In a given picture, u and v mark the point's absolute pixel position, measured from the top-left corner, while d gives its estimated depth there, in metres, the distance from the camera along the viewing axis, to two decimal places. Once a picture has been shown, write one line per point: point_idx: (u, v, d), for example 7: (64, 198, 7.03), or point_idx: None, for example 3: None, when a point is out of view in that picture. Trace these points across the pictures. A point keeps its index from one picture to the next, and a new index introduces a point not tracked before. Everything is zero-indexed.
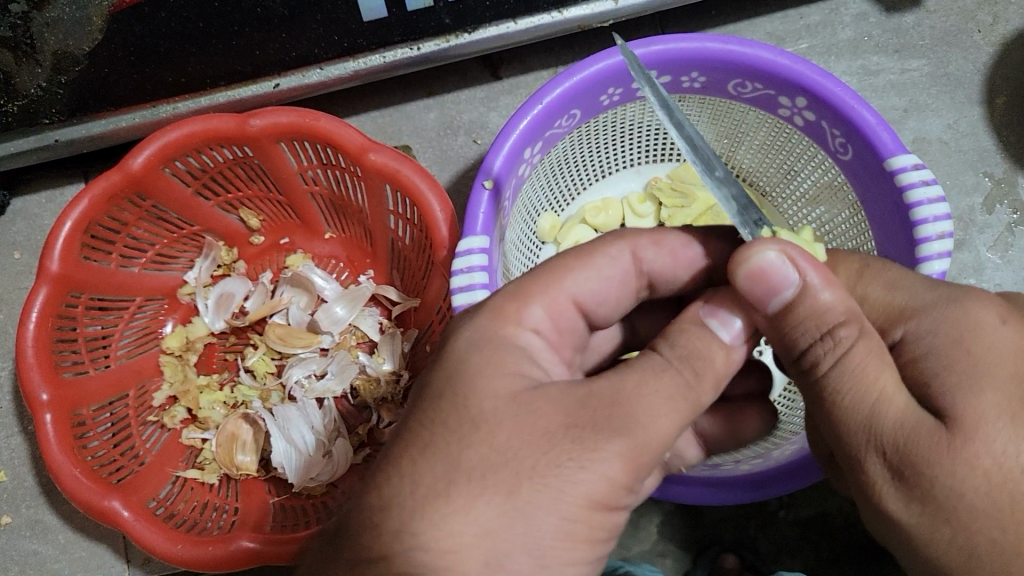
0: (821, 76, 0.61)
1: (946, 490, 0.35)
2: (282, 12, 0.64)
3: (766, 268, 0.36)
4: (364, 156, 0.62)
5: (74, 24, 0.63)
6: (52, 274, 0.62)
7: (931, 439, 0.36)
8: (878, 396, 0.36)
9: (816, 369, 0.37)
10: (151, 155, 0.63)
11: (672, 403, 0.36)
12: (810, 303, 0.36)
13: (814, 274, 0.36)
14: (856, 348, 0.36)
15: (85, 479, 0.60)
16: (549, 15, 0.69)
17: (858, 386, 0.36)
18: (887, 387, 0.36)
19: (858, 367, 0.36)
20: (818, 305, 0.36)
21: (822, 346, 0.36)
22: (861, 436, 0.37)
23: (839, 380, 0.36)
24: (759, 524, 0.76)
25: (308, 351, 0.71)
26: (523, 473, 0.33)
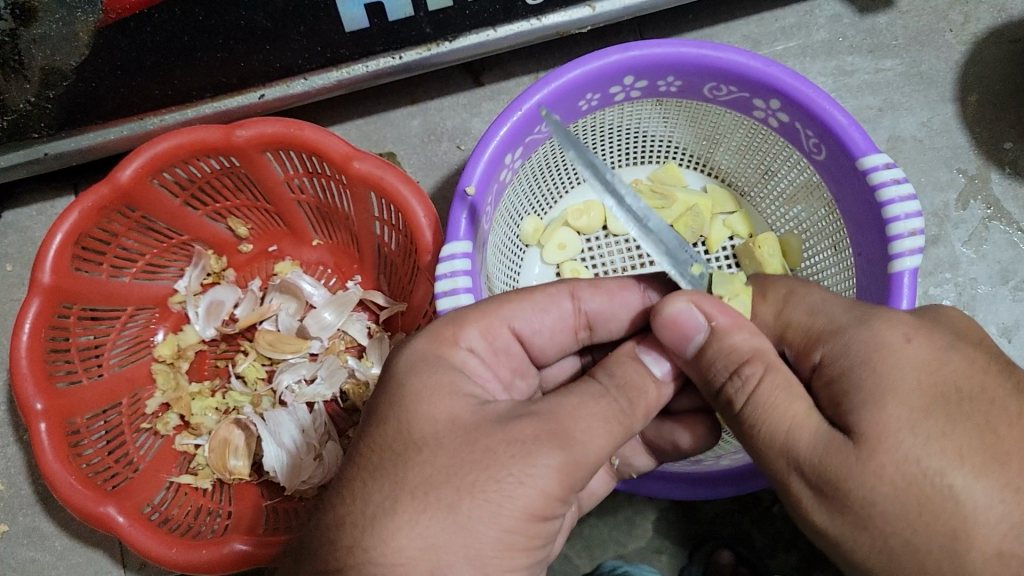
0: (794, 78, 0.62)
1: (858, 500, 0.36)
2: (266, 24, 0.65)
3: (676, 318, 0.42)
4: (348, 164, 0.63)
5: (61, 40, 0.64)
6: (43, 285, 0.63)
7: (841, 455, 0.36)
8: (790, 422, 0.38)
9: (733, 406, 0.41)
10: (139, 167, 0.64)
11: (608, 426, 0.39)
12: (720, 346, 0.41)
13: (718, 316, 0.42)
14: (762, 383, 0.39)
15: (80, 487, 0.61)
16: (527, 22, 0.70)
17: (769, 415, 0.39)
18: (796, 414, 0.38)
19: (769, 395, 0.39)
20: (729, 345, 0.41)
21: (733, 384, 0.41)
22: (777, 457, 0.39)
23: (754, 411, 0.39)
24: (753, 518, 0.78)
25: (297, 356, 0.72)
26: (462, 488, 0.36)
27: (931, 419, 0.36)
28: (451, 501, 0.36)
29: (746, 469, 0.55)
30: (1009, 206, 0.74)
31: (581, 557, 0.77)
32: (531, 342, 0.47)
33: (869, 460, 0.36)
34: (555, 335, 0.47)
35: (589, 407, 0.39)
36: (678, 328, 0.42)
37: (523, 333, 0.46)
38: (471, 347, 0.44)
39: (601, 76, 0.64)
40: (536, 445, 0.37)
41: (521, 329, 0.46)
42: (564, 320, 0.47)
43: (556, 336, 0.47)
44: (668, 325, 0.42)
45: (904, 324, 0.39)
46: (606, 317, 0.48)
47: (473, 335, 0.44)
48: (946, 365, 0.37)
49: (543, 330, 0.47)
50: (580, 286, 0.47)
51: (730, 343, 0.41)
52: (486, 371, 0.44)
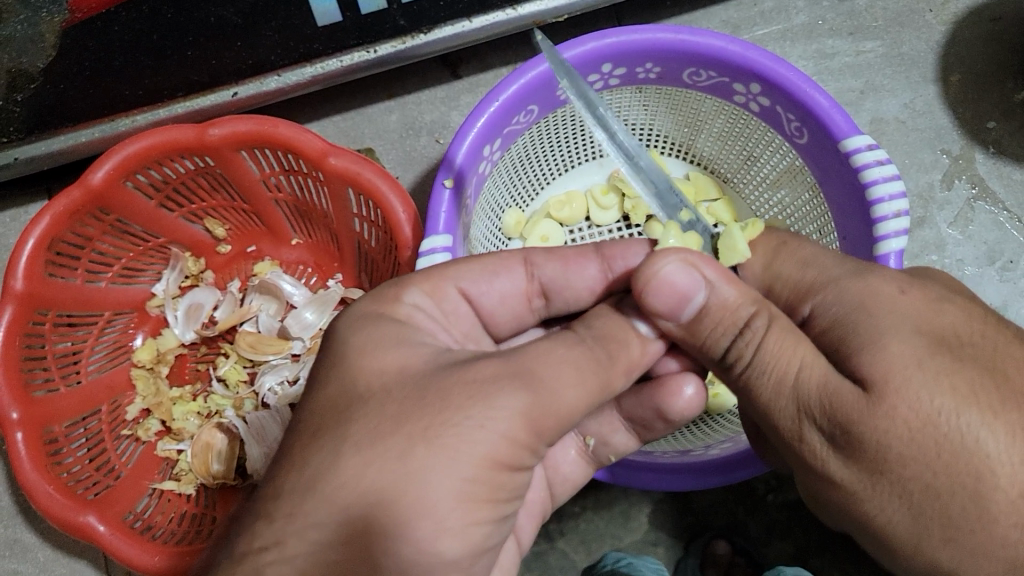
0: (774, 61, 0.61)
1: (872, 444, 0.35)
2: (237, 20, 0.64)
3: (671, 282, 0.39)
4: (324, 160, 0.62)
5: (26, 41, 0.63)
6: (16, 292, 0.62)
7: (851, 399, 0.35)
8: (799, 365, 0.37)
9: (740, 361, 0.39)
10: (111, 169, 0.63)
11: (580, 374, 0.37)
12: (716, 302, 0.39)
13: (709, 270, 0.39)
14: (768, 335, 0.38)
15: (59, 497, 0.60)
16: (503, 12, 0.69)
17: (777, 363, 0.37)
18: (806, 355, 0.37)
19: (777, 342, 0.38)
20: (725, 302, 0.39)
21: (743, 338, 0.39)
22: (786, 404, 0.38)
23: (761, 362, 0.38)
24: (748, 509, 0.77)
25: (279, 357, 0.71)
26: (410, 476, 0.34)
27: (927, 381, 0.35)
28: (407, 454, 0.33)
29: (735, 458, 0.54)
30: (995, 185, 0.74)
31: (575, 553, 0.77)
32: (480, 304, 0.46)
33: (879, 407, 0.35)
34: (505, 299, 0.47)
35: (558, 352, 0.37)
36: (671, 290, 0.39)
37: (473, 295, 0.45)
38: (418, 306, 0.42)
39: (579, 64, 0.63)
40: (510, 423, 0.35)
41: (469, 289, 0.45)
42: (516, 285, 0.47)
43: (507, 300, 0.47)
44: (658, 289, 0.39)
45: (896, 277, 0.39)
46: (559, 283, 0.47)
47: (420, 296, 0.42)
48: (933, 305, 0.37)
49: (492, 291, 0.46)
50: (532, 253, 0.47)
51: (726, 299, 0.39)
52: (436, 327, 0.42)
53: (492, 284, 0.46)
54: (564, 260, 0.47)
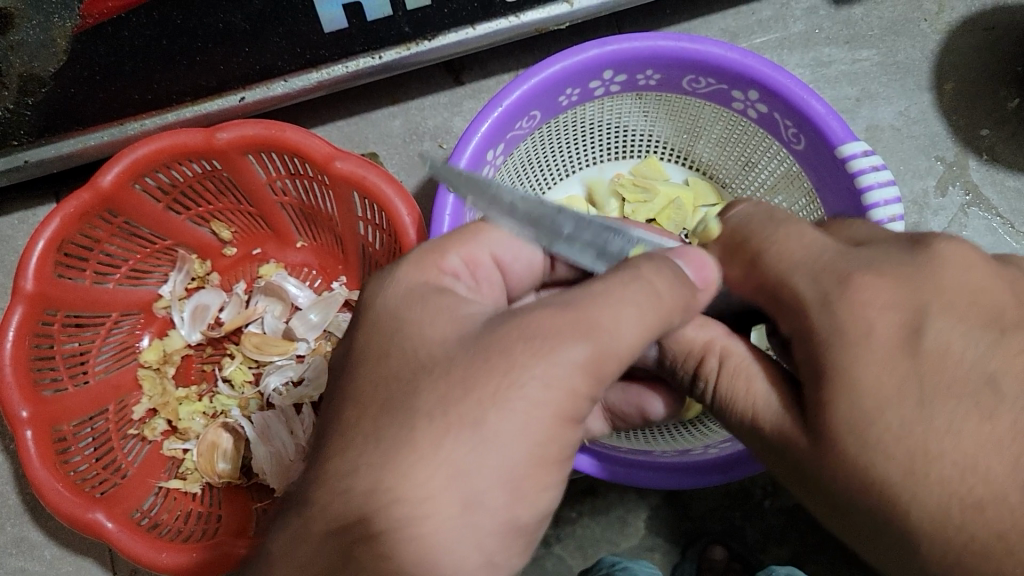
0: (772, 69, 0.62)
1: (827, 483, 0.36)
2: (245, 27, 0.65)
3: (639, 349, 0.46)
4: (330, 164, 0.64)
5: (38, 46, 0.63)
6: (26, 292, 0.63)
7: (808, 449, 0.36)
8: (752, 407, 0.40)
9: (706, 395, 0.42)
10: (120, 172, 0.64)
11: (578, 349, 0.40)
12: (676, 335, 0.43)
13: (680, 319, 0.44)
14: (723, 367, 0.41)
15: (68, 494, 0.61)
16: (505, 19, 0.70)
17: (734, 405, 0.40)
18: (755, 397, 0.40)
19: (734, 372, 0.41)
20: (682, 341, 0.42)
21: (701, 379, 0.42)
22: (745, 428, 0.40)
23: (723, 401, 0.41)
24: (745, 514, 0.78)
25: (285, 358, 0.72)
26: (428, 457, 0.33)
27: None
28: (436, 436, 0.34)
29: (735, 456, 0.56)
30: (988, 192, 0.75)
31: (572, 558, 0.78)
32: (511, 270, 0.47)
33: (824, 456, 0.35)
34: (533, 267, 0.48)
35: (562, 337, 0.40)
36: None
37: (506, 263, 0.46)
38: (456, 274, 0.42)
39: (580, 71, 0.64)
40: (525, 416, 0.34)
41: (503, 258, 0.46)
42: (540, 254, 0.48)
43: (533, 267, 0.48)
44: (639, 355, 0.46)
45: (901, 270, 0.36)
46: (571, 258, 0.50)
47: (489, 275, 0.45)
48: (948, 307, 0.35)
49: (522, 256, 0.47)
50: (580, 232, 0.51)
51: (679, 339, 0.42)
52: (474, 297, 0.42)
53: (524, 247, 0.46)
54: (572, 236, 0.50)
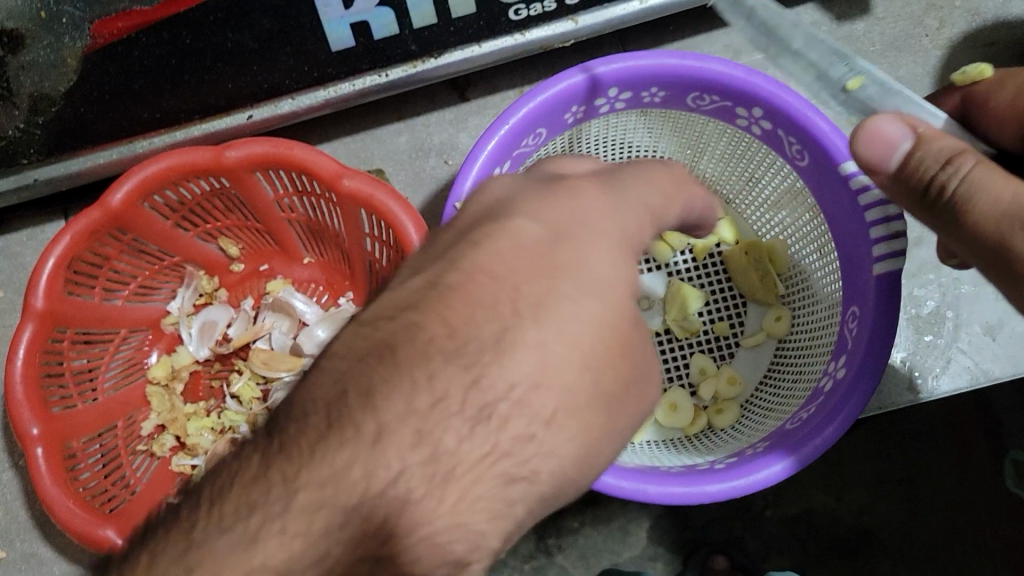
0: (776, 86, 0.63)
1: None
2: (253, 45, 0.66)
3: (874, 132, 0.47)
4: (339, 182, 0.64)
5: (49, 66, 0.64)
6: (37, 310, 0.64)
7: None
8: (1012, 191, 0.43)
9: (944, 192, 0.46)
10: (130, 190, 0.65)
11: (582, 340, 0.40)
12: (922, 142, 0.47)
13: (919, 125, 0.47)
14: (973, 169, 0.44)
15: (79, 511, 0.61)
16: (511, 37, 0.71)
17: (987, 190, 0.44)
18: (1014, 183, 0.43)
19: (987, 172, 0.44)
20: (931, 146, 0.46)
21: (945, 173, 0.46)
22: (992, 229, 0.44)
23: (968, 190, 0.45)
24: (744, 523, 0.82)
25: (292, 374, 0.72)
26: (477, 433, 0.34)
27: None
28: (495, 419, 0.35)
29: (749, 464, 0.59)
30: None
31: (575, 566, 0.79)
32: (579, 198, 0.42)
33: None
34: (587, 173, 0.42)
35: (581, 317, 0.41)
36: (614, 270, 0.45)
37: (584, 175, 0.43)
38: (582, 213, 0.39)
39: (587, 88, 0.65)
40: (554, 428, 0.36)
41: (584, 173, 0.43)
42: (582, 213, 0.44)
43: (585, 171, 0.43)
44: (867, 139, 0.48)
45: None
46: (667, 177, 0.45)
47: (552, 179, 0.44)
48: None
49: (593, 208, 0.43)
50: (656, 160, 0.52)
51: (927, 143, 0.46)
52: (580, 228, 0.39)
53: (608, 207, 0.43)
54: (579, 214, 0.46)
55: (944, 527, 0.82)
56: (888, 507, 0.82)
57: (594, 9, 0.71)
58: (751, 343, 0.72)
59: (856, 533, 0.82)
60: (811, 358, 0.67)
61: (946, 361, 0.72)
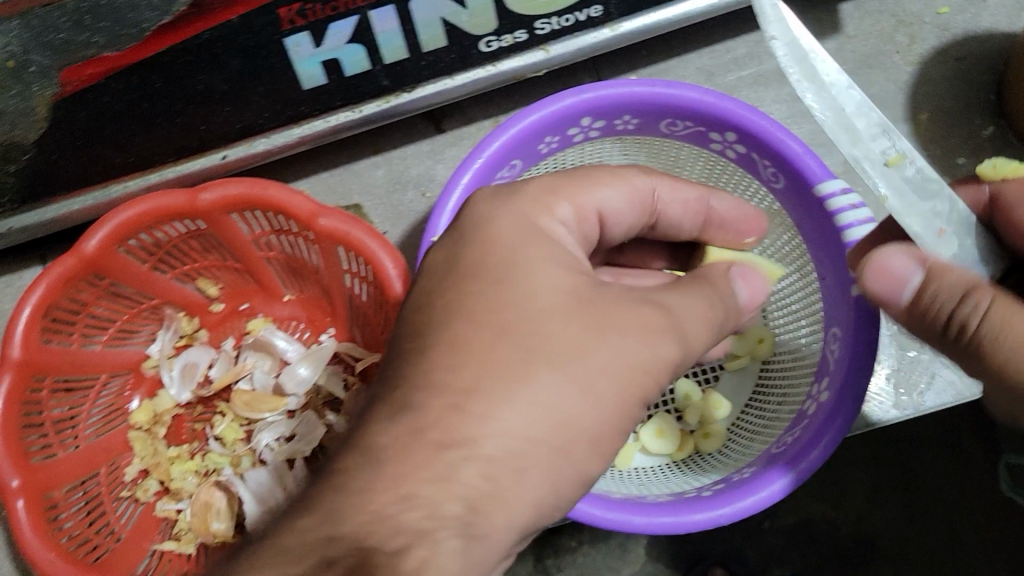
0: (747, 110, 0.63)
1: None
2: (224, 87, 0.66)
3: (886, 270, 0.46)
4: (314, 221, 0.64)
5: (19, 115, 0.63)
6: (13, 360, 0.63)
7: None
8: None
9: (965, 330, 0.44)
10: (105, 236, 0.64)
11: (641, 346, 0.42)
12: (935, 277, 0.45)
13: (923, 258, 0.46)
14: (994, 306, 0.43)
15: (62, 563, 0.61)
16: (483, 69, 0.71)
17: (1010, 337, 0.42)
18: None
19: (1003, 315, 0.42)
20: (947, 280, 0.44)
21: (966, 310, 0.44)
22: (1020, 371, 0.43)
23: (997, 331, 0.43)
24: (744, 535, 0.83)
25: (275, 414, 0.72)
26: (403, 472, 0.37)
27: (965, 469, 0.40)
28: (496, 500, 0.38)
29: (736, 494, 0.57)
30: None
31: None
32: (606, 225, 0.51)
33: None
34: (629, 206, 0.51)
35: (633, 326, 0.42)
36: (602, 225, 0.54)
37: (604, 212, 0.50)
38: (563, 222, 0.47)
39: (559, 119, 0.65)
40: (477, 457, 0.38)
41: (605, 208, 0.50)
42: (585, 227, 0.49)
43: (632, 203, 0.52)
44: (876, 275, 0.46)
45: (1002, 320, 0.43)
46: (672, 219, 0.57)
47: (564, 210, 0.47)
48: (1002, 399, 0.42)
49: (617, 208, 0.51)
50: (660, 188, 0.54)
51: (949, 276, 0.44)
52: (574, 243, 0.47)
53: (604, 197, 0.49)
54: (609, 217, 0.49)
55: (947, 530, 0.82)
56: (892, 509, 0.82)
57: (564, 38, 0.71)
58: (735, 368, 0.72)
59: (860, 537, 0.82)
60: (795, 378, 0.67)
61: (930, 375, 0.72)
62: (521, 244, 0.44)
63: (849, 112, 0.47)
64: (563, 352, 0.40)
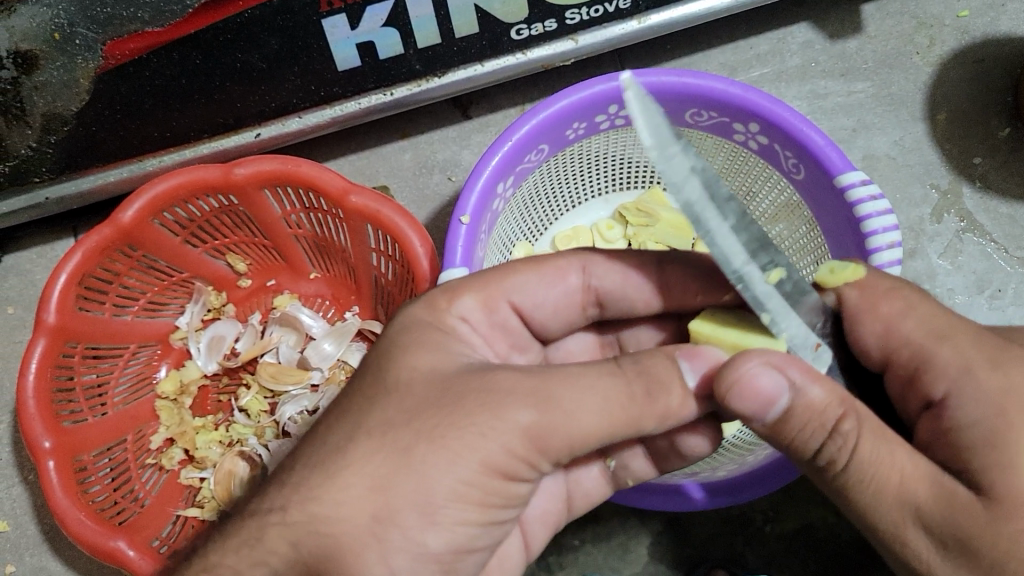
0: (771, 102, 0.65)
1: (995, 562, 0.35)
2: (261, 66, 0.67)
3: (753, 388, 0.38)
4: (346, 198, 0.66)
5: (62, 87, 0.65)
6: (49, 325, 0.65)
7: (971, 515, 0.36)
8: (900, 475, 0.37)
9: (834, 465, 0.39)
10: (141, 208, 0.66)
11: (605, 402, 0.39)
12: (805, 406, 0.38)
13: (797, 372, 0.38)
14: (862, 439, 0.38)
15: (90, 523, 0.62)
16: (513, 56, 0.73)
17: (877, 474, 0.37)
18: (907, 467, 0.37)
19: (874, 450, 0.37)
20: (811, 405, 0.38)
21: (833, 443, 0.38)
22: (898, 520, 0.38)
23: (859, 472, 0.38)
24: (745, 539, 0.75)
25: (299, 388, 0.73)
26: (422, 433, 0.38)
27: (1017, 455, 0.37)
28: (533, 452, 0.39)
29: (744, 478, 0.59)
30: (982, 220, 0.77)
31: None
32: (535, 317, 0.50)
33: (1004, 524, 0.35)
34: (557, 309, 0.50)
35: (590, 378, 0.39)
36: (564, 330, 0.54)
37: (522, 307, 0.49)
38: (464, 317, 0.45)
39: (587, 106, 0.67)
40: (527, 402, 0.38)
41: (519, 301, 0.49)
42: (570, 296, 0.50)
43: (558, 310, 0.50)
44: (744, 395, 0.38)
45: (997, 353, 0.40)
46: (616, 296, 0.51)
47: (469, 306, 0.46)
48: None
49: (545, 303, 0.49)
50: (590, 262, 0.50)
51: (812, 400, 0.38)
52: (479, 338, 0.45)
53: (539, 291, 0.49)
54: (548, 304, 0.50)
55: None
56: None
57: (593, 29, 0.73)
58: None
59: None
60: None
61: None
62: (413, 345, 0.42)
63: (741, 272, 0.39)
64: (457, 419, 0.38)
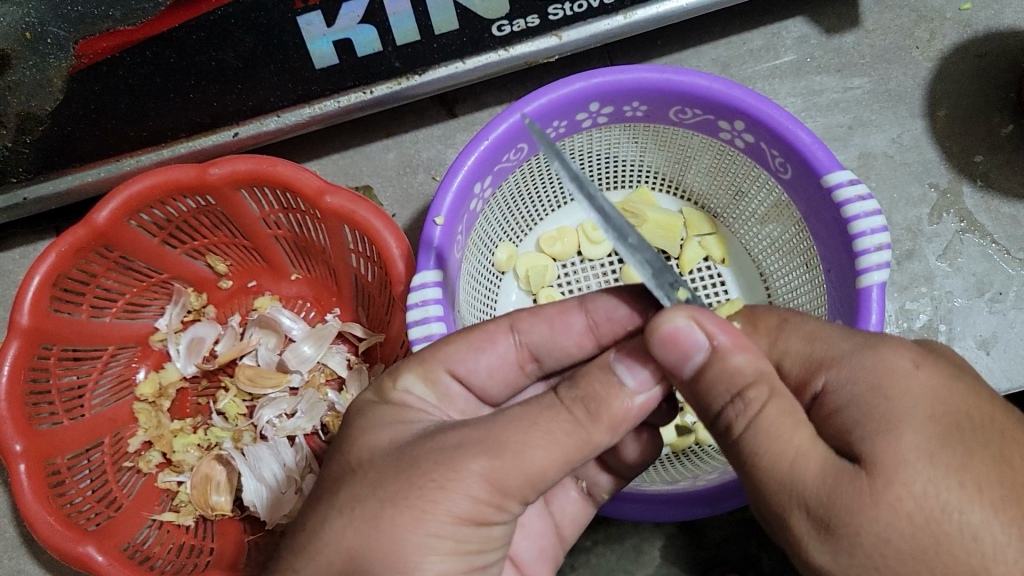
0: (757, 100, 0.63)
1: (867, 533, 0.35)
2: (237, 65, 0.66)
3: (675, 336, 0.38)
4: (320, 198, 0.64)
5: (35, 86, 0.64)
6: (21, 327, 0.64)
7: (852, 483, 0.35)
8: (795, 450, 0.36)
9: (732, 431, 0.38)
10: (116, 208, 0.65)
11: (555, 442, 0.39)
12: (721, 366, 0.38)
13: (723, 335, 0.38)
14: (766, 408, 0.37)
15: (60, 528, 0.61)
16: (495, 53, 0.71)
17: (773, 446, 0.37)
18: (802, 441, 0.37)
19: (771, 427, 0.37)
20: (732, 368, 0.38)
21: (735, 408, 0.38)
22: (777, 491, 0.37)
23: (756, 441, 0.37)
24: (760, 543, 0.73)
25: (278, 391, 0.72)
26: (386, 500, 0.38)
27: (948, 450, 0.35)
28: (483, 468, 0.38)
29: (725, 489, 0.55)
30: (983, 219, 0.74)
31: None
32: (472, 382, 0.49)
33: (883, 494, 0.35)
34: (493, 372, 0.49)
35: (543, 419, 0.39)
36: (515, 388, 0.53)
37: (463, 374, 0.48)
38: (408, 390, 0.46)
39: (566, 104, 0.65)
40: (480, 451, 0.38)
41: (461, 370, 0.48)
42: (504, 357, 0.49)
43: (495, 374, 0.49)
44: (670, 344, 0.39)
45: (911, 350, 0.39)
46: (546, 347, 0.50)
47: (413, 382, 0.46)
48: (954, 394, 0.37)
49: (478, 368, 0.48)
50: (518, 319, 0.49)
51: (732, 364, 0.38)
52: (428, 407, 0.46)
53: (477, 359, 0.48)
54: (488, 371, 0.49)
55: None
56: None
57: (578, 24, 0.71)
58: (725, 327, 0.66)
59: None
60: None
61: None
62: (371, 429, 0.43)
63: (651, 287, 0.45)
64: (417, 482, 0.38)
